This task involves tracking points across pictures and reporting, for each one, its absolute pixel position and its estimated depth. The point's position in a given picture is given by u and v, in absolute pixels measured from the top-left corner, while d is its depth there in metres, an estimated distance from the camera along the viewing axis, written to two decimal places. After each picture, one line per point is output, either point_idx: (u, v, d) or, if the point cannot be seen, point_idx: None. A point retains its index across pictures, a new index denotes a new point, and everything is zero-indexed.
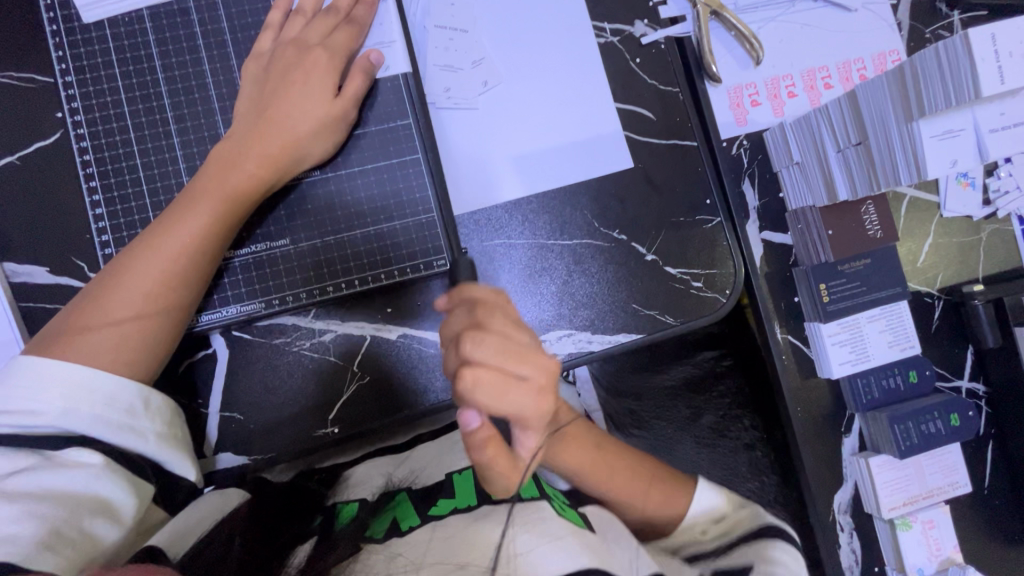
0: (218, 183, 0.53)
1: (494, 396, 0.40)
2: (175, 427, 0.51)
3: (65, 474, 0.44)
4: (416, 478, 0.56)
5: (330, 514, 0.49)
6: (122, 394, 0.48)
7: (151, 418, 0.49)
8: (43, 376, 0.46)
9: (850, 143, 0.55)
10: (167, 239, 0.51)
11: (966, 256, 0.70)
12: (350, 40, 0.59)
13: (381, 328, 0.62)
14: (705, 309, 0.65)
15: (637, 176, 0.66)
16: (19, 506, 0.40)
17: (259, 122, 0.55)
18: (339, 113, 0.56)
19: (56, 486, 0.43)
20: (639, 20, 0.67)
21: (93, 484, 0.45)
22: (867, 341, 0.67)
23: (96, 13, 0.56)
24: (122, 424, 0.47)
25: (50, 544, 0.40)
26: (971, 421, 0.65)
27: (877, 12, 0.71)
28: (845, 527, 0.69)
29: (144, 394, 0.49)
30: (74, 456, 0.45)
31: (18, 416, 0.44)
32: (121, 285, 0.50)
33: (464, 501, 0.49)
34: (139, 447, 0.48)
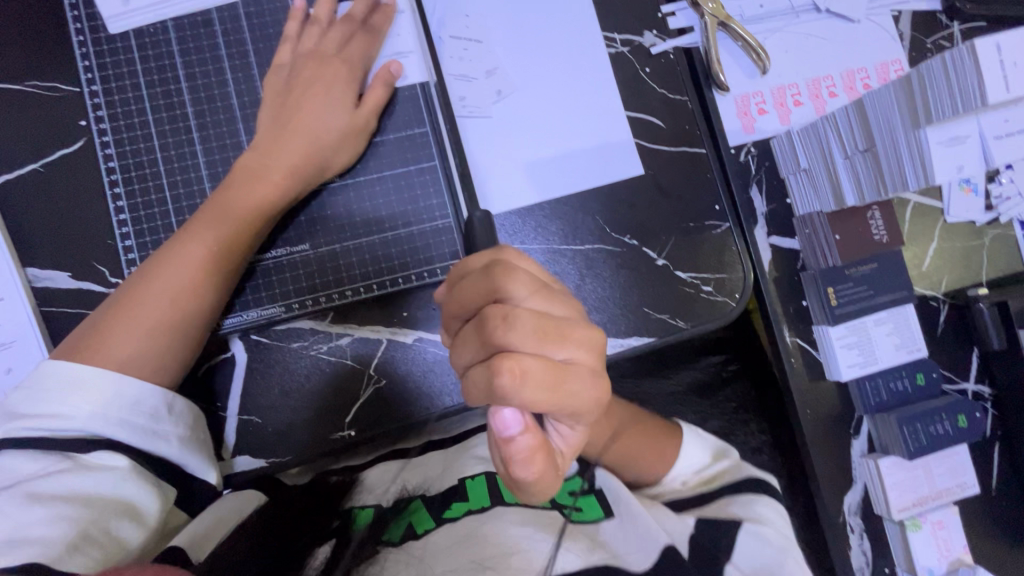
0: (244, 193, 0.54)
1: (552, 392, 0.34)
2: (198, 430, 0.52)
3: (92, 477, 0.44)
4: (430, 482, 0.57)
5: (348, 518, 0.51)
6: (146, 398, 0.48)
7: (173, 423, 0.50)
8: (72, 381, 0.46)
9: (858, 149, 0.57)
10: (195, 248, 0.52)
11: (970, 260, 0.71)
12: (369, 51, 0.60)
13: (398, 331, 0.63)
14: (715, 312, 0.66)
15: (647, 182, 0.67)
16: (49, 508, 0.41)
17: (282, 131, 0.56)
18: (361, 124, 0.58)
19: (84, 489, 0.43)
20: (648, 31, 0.69)
21: (119, 487, 0.45)
22: (874, 343, 0.68)
23: (122, 23, 0.58)
24: (147, 428, 0.48)
25: (78, 545, 0.40)
26: (979, 422, 0.67)
27: (879, 23, 0.73)
28: (856, 528, 0.69)
29: (169, 398, 0.50)
30: (101, 460, 0.45)
31: (48, 420, 0.45)
32: (149, 292, 0.51)
33: (478, 502, 0.52)
34: (162, 450, 0.48)
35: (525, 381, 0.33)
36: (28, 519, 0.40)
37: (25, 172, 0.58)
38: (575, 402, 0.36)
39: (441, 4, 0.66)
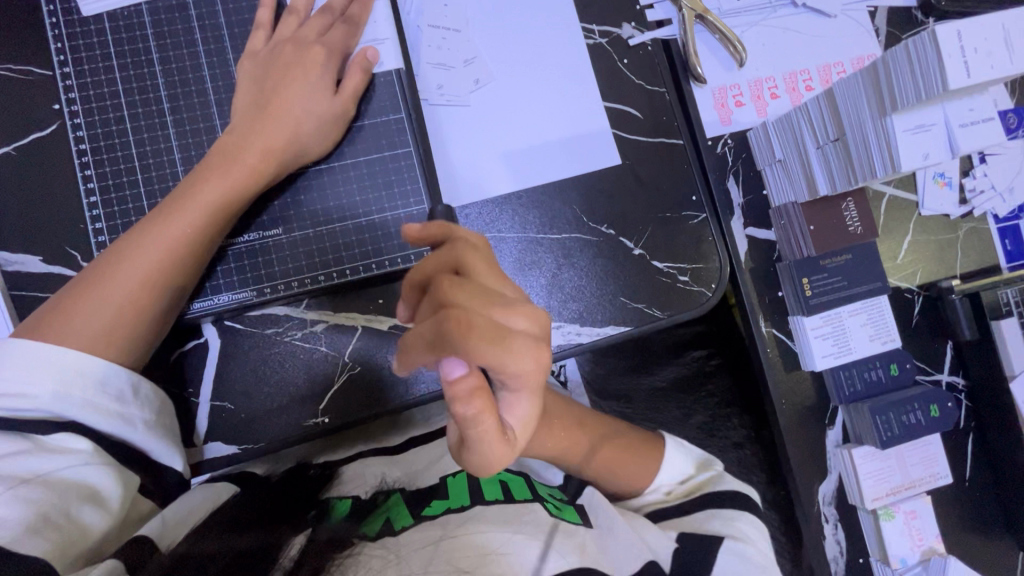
0: (216, 176, 0.54)
1: (491, 349, 0.32)
2: (163, 416, 0.53)
3: (56, 460, 0.44)
4: (409, 479, 0.57)
5: (325, 508, 0.49)
6: (113, 379, 0.49)
7: (139, 407, 0.50)
8: (33, 359, 0.46)
9: (828, 139, 0.57)
10: (164, 229, 0.52)
11: (944, 252, 0.72)
12: (346, 38, 0.60)
13: (373, 319, 0.63)
14: (691, 302, 0.67)
15: (624, 173, 0.67)
16: (8, 491, 0.40)
17: (258, 114, 0.56)
18: (337, 110, 0.58)
19: (47, 472, 0.43)
20: (627, 22, 0.69)
21: (83, 471, 0.45)
22: (848, 333, 0.68)
23: (96, 7, 0.57)
24: (113, 410, 0.48)
25: (40, 528, 0.40)
26: (950, 412, 0.67)
27: (855, 19, 0.74)
28: (830, 519, 0.69)
29: (135, 381, 0.50)
30: (63, 442, 0.45)
31: (8, 400, 0.44)
32: (115, 272, 0.50)
33: (456, 502, 0.50)
34: (127, 433, 0.49)
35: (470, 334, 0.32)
36: None
37: None
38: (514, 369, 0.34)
39: None
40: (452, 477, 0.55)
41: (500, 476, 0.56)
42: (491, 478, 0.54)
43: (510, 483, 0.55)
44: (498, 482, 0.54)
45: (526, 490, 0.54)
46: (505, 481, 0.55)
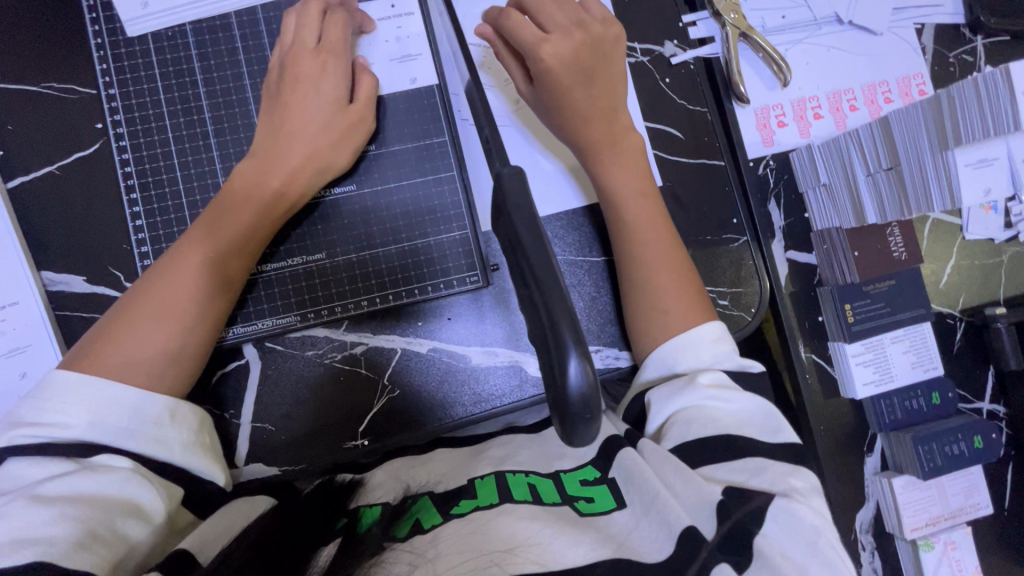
0: (243, 202, 0.54)
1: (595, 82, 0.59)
2: (202, 434, 0.52)
3: (97, 477, 0.44)
4: (436, 482, 0.52)
5: (353, 518, 0.47)
6: (149, 406, 0.48)
7: (177, 428, 0.49)
8: (69, 391, 0.46)
9: (881, 167, 0.56)
10: (193, 252, 0.52)
11: (988, 277, 0.71)
12: (343, 32, 0.58)
13: (412, 341, 0.62)
14: (731, 327, 0.66)
15: (666, 194, 0.67)
16: (55, 508, 0.40)
17: (278, 134, 0.55)
18: (356, 125, 0.57)
19: (89, 488, 0.43)
20: (669, 40, 0.68)
21: (123, 486, 0.44)
22: (890, 361, 0.67)
23: (141, 28, 0.57)
24: (149, 435, 0.47)
25: (84, 542, 0.40)
26: (994, 443, 0.66)
27: (902, 37, 0.72)
28: (866, 546, 0.69)
29: (171, 405, 0.49)
30: (105, 461, 0.45)
31: (52, 429, 0.45)
32: (149, 303, 0.50)
33: (485, 500, 0.48)
34: (166, 456, 0.48)
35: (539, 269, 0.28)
36: (35, 521, 0.39)
37: (40, 175, 0.58)
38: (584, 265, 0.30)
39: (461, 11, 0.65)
40: (479, 479, 0.51)
41: (527, 475, 0.52)
42: (519, 479, 0.51)
43: (539, 483, 0.50)
44: (527, 484, 0.50)
45: (555, 492, 0.49)
46: (533, 481, 0.51)
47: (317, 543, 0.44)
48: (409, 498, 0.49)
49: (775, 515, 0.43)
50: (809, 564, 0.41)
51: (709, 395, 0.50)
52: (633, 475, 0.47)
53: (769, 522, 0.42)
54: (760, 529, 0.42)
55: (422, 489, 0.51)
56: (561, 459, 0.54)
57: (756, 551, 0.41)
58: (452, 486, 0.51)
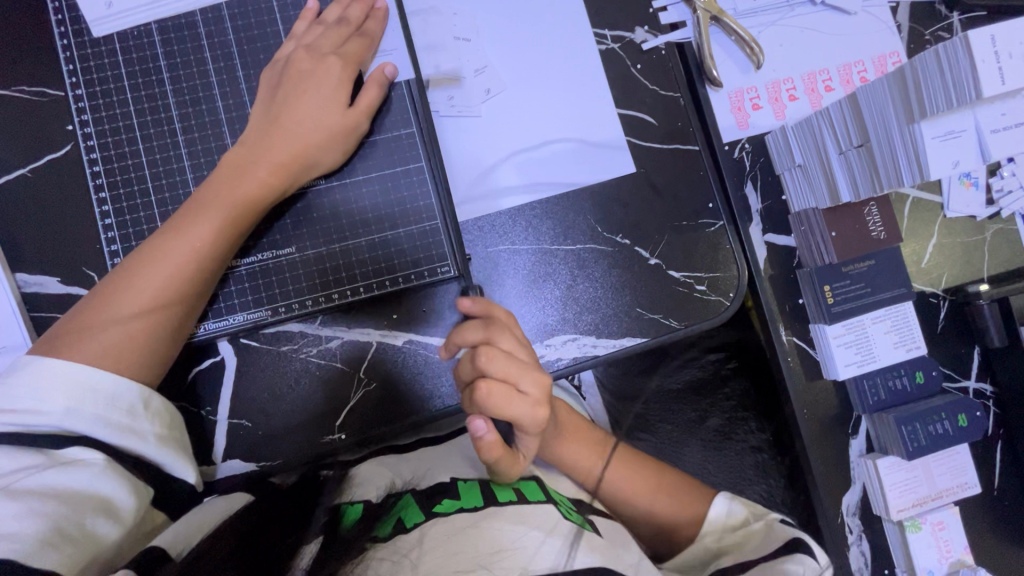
0: (226, 194, 0.54)
1: None
2: (175, 428, 0.52)
3: (66, 472, 0.44)
4: (420, 480, 0.54)
5: (337, 514, 0.45)
6: (124, 394, 0.48)
7: (150, 419, 0.49)
8: (45, 377, 0.46)
9: (851, 144, 0.56)
10: (178, 243, 0.52)
11: (971, 256, 0.70)
12: (363, 50, 0.59)
13: (388, 335, 0.62)
14: (709, 311, 0.65)
15: (639, 180, 0.66)
16: (24, 504, 0.41)
17: (270, 127, 0.56)
18: (349, 122, 0.57)
19: (59, 483, 0.43)
20: (640, 26, 0.68)
21: (95, 482, 0.45)
22: (872, 341, 0.67)
23: (106, 28, 0.57)
24: (124, 426, 0.48)
25: (52, 542, 0.40)
26: (979, 421, 0.66)
27: (876, 15, 0.71)
28: (854, 530, 0.68)
29: (146, 395, 0.50)
30: (77, 455, 0.45)
31: (23, 416, 0.45)
32: (128, 290, 0.50)
33: (470, 502, 0.49)
34: (141, 449, 0.48)
35: (491, 397, 0.44)
36: (0, 516, 0.40)
37: (11, 178, 0.58)
38: (519, 421, 0.45)
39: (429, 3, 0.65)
40: (465, 480, 0.53)
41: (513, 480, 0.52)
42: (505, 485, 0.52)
43: (524, 486, 0.52)
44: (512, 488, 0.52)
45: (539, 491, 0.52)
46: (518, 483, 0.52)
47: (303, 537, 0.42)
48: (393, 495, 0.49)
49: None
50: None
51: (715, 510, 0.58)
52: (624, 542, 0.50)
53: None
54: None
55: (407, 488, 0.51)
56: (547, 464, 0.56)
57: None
58: (439, 485, 0.52)
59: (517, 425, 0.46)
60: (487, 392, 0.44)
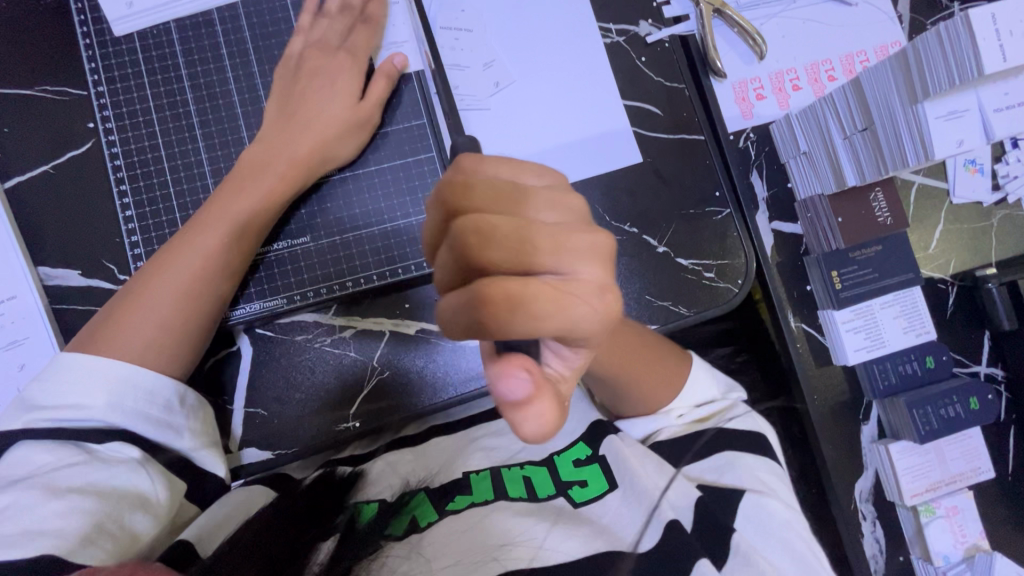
0: (248, 188, 0.55)
1: None
2: (209, 424, 0.53)
3: (107, 467, 0.44)
4: (434, 475, 0.55)
5: (353, 510, 0.48)
6: (161, 389, 0.49)
7: (186, 416, 0.51)
8: (85, 374, 0.47)
9: (856, 129, 0.56)
10: (204, 237, 0.53)
11: (978, 241, 0.70)
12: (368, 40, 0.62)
13: (400, 323, 0.63)
14: (717, 298, 0.66)
15: (647, 170, 0.67)
16: (65, 500, 0.41)
17: (288, 123, 0.58)
18: (364, 116, 0.59)
19: (100, 479, 0.44)
20: (643, 20, 0.69)
21: (133, 478, 0.45)
22: (881, 327, 0.67)
23: (127, 27, 0.59)
24: (164, 421, 0.49)
25: (91, 538, 0.41)
26: (990, 405, 0.66)
27: (878, 6, 0.72)
28: (868, 516, 0.68)
29: (182, 392, 0.51)
30: (115, 451, 0.46)
31: (64, 412, 0.46)
32: (159, 285, 0.52)
33: (479, 496, 0.51)
34: (177, 444, 0.50)
35: (496, 254, 0.28)
36: (44, 512, 0.40)
37: (35, 174, 0.60)
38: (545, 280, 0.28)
39: (438, 0, 0.67)
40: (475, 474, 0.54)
41: (522, 469, 0.54)
42: (515, 473, 0.54)
43: (533, 474, 0.54)
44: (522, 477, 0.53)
45: (550, 483, 0.53)
46: (528, 473, 0.54)
47: (319, 535, 0.43)
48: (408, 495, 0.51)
49: (749, 513, 0.50)
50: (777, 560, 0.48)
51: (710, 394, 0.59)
52: (612, 445, 0.54)
53: (744, 520, 0.49)
54: (736, 526, 0.49)
55: (419, 485, 0.53)
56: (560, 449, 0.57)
57: (732, 544, 0.48)
58: (450, 480, 0.53)
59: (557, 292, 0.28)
60: (487, 241, 0.28)
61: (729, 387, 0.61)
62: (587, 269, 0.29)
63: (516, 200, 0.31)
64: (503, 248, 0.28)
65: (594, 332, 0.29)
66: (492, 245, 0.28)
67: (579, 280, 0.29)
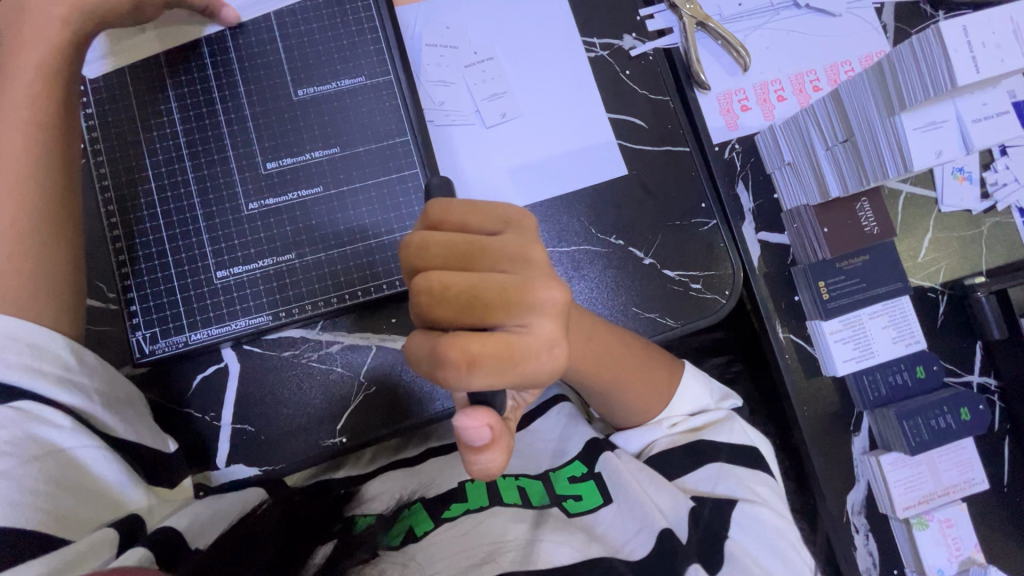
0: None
1: None
2: (115, 385, 0.49)
3: (31, 428, 0.41)
4: (428, 486, 0.54)
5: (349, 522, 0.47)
6: (54, 346, 0.45)
7: (90, 375, 0.47)
8: None
9: (837, 140, 0.56)
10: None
11: (969, 249, 0.70)
12: None
13: (387, 338, 0.63)
14: (705, 309, 0.66)
15: (632, 182, 0.67)
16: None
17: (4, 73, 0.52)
18: None
19: (25, 442, 0.40)
20: (627, 33, 0.70)
21: (64, 440, 0.43)
22: (870, 337, 0.67)
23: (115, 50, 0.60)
24: (73, 383, 0.45)
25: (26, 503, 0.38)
26: (981, 414, 0.65)
27: (862, 17, 0.73)
28: (861, 528, 0.68)
29: (76, 348, 0.47)
30: (31, 409, 0.42)
31: None
32: None
33: (476, 502, 0.51)
34: (89, 407, 0.46)
35: (454, 311, 0.34)
36: None
37: None
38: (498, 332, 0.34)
39: (422, 19, 0.68)
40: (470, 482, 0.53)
41: (517, 479, 0.54)
42: (509, 483, 0.53)
43: (528, 485, 0.53)
44: (516, 487, 0.53)
45: (543, 493, 0.53)
46: (523, 483, 0.54)
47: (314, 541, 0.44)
48: (403, 505, 0.51)
49: (741, 520, 0.49)
50: (772, 564, 0.48)
51: (701, 403, 0.59)
52: (608, 464, 0.53)
53: (738, 529, 0.49)
54: (730, 534, 0.49)
55: (413, 497, 0.52)
56: (548, 460, 0.57)
57: (729, 554, 0.48)
58: (445, 489, 0.53)
59: (506, 342, 0.34)
60: (445, 300, 0.34)
61: (718, 393, 0.60)
62: (540, 322, 0.34)
63: (470, 255, 0.36)
64: (454, 306, 0.34)
65: (543, 379, 0.35)
66: (445, 304, 0.34)
67: (534, 332, 0.34)
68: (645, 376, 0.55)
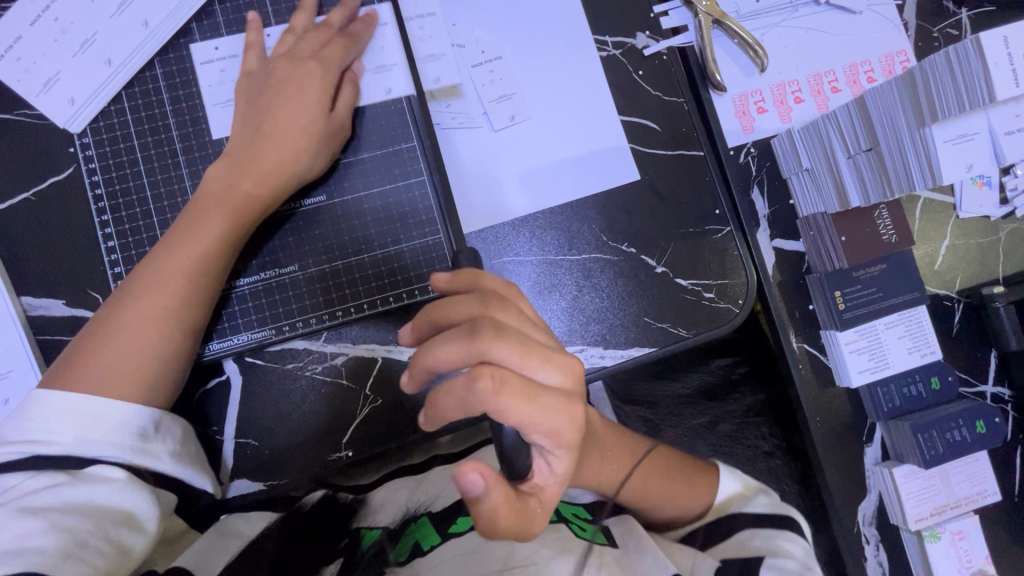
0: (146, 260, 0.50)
1: None
2: (188, 443, 0.51)
3: (87, 487, 0.43)
4: (435, 498, 0.52)
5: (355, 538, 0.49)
6: (133, 418, 0.47)
7: (162, 439, 0.48)
8: (45, 411, 0.44)
9: (860, 149, 0.54)
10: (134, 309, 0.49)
11: (986, 256, 0.69)
12: (342, 53, 0.57)
13: (394, 349, 0.62)
14: (717, 319, 0.64)
15: (644, 188, 0.65)
16: (45, 520, 0.40)
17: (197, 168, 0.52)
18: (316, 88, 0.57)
19: (81, 499, 0.42)
20: (641, 31, 0.67)
21: (117, 497, 0.44)
22: (885, 347, 0.65)
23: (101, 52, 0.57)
24: (139, 448, 0.46)
25: (72, 554, 0.40)
26: (998, 428, 0.64)
27: (883, 14, 0.70)
28: (871, 539, 0.67)
29: (157, 417, 0.48)
30: (99, 472, 0.44)
31: (32, 445, 0.43)
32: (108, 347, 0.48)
33: None
34: (155, 466, 0.47)
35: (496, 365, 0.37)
36: (22, 532, 0.39)
37: (15, 203, 0.58)
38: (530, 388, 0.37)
39: None
40: None
41: None
42: None
43: None
44: None
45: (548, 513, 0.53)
46: None
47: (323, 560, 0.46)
48: (409, 520, 0.50)
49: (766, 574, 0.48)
50: None
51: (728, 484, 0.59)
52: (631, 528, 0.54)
53: None
54: None
55: (419, 511, 0.51)
56: None
57: None
58: (450, 500, 0.51)
59: (533, 396, 0.37)
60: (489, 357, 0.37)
61: (753, 480, 0.60)
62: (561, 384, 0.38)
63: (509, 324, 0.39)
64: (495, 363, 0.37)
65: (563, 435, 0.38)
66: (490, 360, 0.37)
67: (556, 389, 0.38)
68: (663, 474, 0.58)
